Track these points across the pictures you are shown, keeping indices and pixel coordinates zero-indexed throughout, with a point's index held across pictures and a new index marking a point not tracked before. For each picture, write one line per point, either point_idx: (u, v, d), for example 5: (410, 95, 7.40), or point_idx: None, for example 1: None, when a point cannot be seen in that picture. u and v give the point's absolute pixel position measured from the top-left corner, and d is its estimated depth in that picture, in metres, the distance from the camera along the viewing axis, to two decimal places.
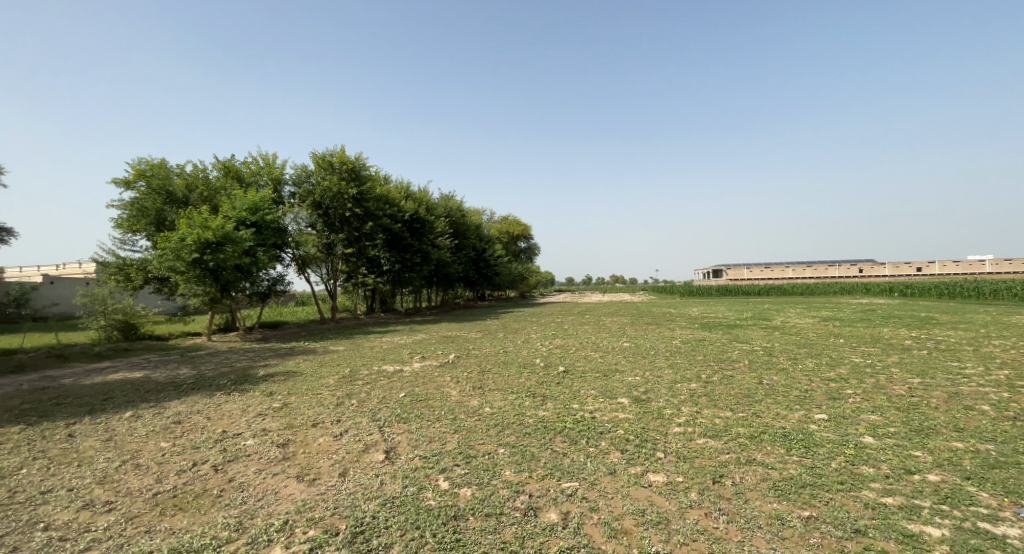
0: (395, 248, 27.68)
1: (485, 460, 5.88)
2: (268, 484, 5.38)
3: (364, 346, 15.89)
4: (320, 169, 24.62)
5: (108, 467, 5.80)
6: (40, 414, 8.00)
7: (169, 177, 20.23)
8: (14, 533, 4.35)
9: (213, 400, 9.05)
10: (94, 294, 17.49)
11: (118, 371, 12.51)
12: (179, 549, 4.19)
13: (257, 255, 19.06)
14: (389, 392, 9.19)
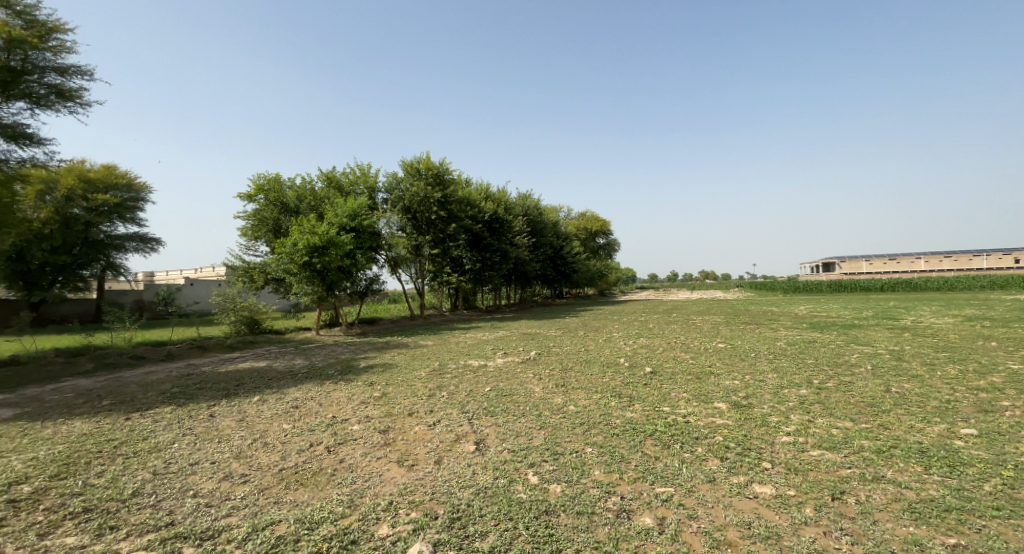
0: (476, 248, 28.52)
1: (573, 458, 5.83)
2: (374, 467, 5.78)
3: (451, 342, 16.51)
4: (409, 175, 25.98)
5: (242, 444, 6.58)
6: (187, 397, 9.31)
7: (282, 190, 22.45)
8: (171, 497, 5.05)
9: (323, 388, 9.95)
10: (226, 293, 19.96)
11: (246, 361, 14.20)
12: (302, 519, 4.62)
13: (356, 257, 20.55)
14: (476, 386, 9.45)
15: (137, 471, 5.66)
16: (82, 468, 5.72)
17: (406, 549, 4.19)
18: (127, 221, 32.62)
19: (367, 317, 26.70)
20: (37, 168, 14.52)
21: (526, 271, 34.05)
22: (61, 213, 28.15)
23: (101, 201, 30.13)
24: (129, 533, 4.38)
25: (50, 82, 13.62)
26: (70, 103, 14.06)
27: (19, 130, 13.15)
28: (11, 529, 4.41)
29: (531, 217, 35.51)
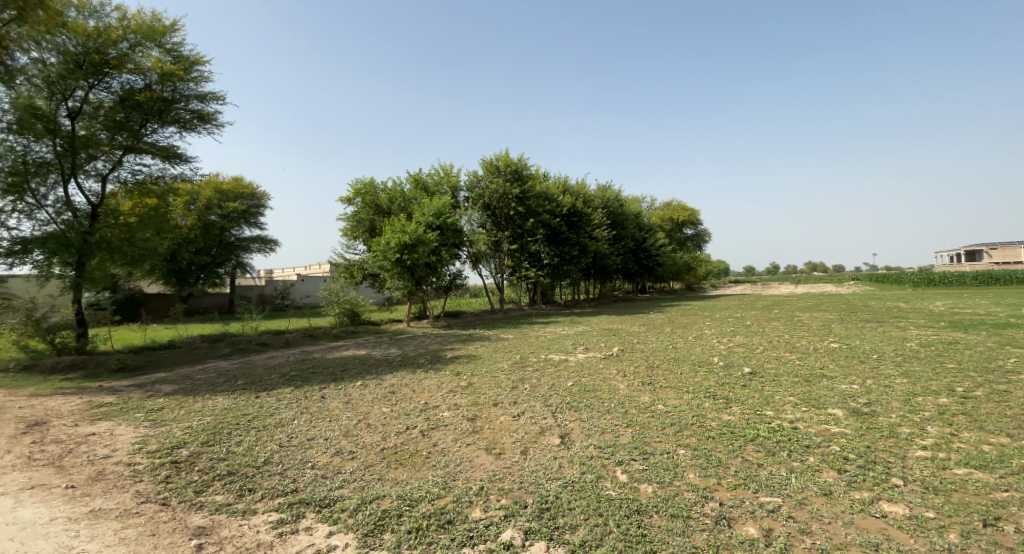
0: (554, 243, 28.44)
1: (665, 459, 5.60)
2: (464, 452, 6.01)
3: (531, 336, 16.60)
4: (488, 173, 26.50)
5: (349, 424, 7.15)
6: (302, 379, 10.33)
7: (376, 193, 23.86)
8: (294, 467, 5.62)
9: (415, 376, 10.52)
10: (329, 288, 21.74)
11: (348, 349, 15.40)
12: (403, 496, 4.92)
13: (441, 254, 21.39)
14: (559, 380, 9.43)
15: (265, 443, 6.38)
16: (224, 438, 6.55)
17: (498, 535, 4.29)
18: (253, 225, 36.72)
19: (452, 311, 27.69)
20: (188, 183, 16.88)
21: (605, 265, 33.37)
22: (201, 219, 32.45)
23: (232, 209, 34.21)
24: (263, 496, 4.94)
25: (193, 108, 15.71)
26: (208, 125, 16.12)
27: (170, 150, 15.33)
28: (175, 484, 5.17)
29: (612, 210, 34.49)
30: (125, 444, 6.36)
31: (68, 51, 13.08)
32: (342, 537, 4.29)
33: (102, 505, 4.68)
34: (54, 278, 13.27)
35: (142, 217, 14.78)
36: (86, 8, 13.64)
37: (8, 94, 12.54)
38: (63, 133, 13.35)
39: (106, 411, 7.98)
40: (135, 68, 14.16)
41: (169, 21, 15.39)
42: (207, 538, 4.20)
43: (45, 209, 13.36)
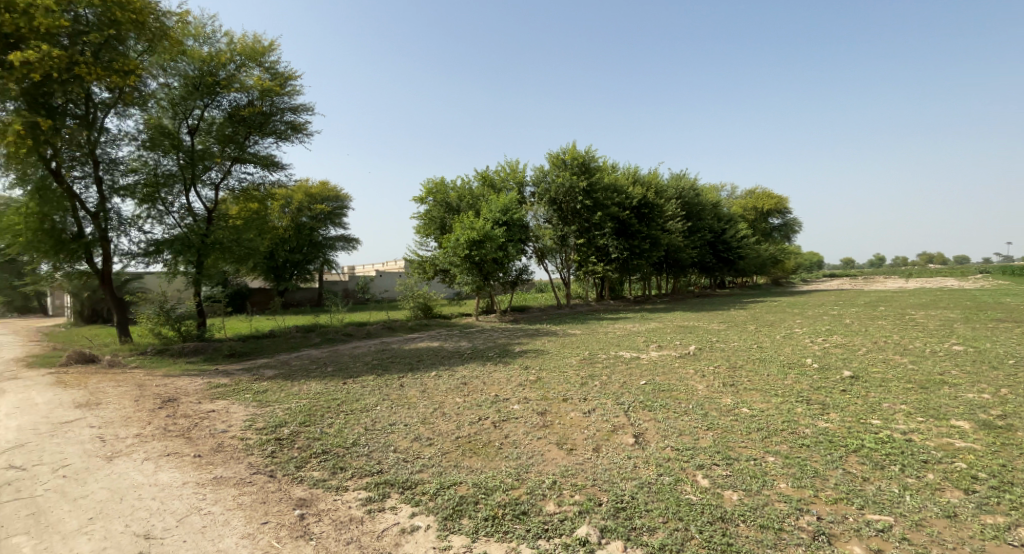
0: (623, 236, 27.70)
1: (752, 466, 5.25)
2: (535, 446, 6.01)
3: (600, 332, 16.29)
4: (555, 167, 26.12)
5: (426, 411, 7.42)
6: (382, 368, 10.87)
7: (446, 191, 24.40)
8: (377, 449, 5.93)
9: (486, 368, 10.70)
10: (404, 283, 22.74)
11: (422, 341, 15.99)
12: (479, 484, 5.02)
13: (508, 249, 21.52)
14: (630, 378, 9.16)
15: (352, 426, 6.78)
16: (318, 419, 7.06)
17: (573, 530, 4.24)
18: (338, 225, 39.20)
19: (518, 305, 27.88)
20: (284, 189, 18.24)
21: (680, 258, 31.92)
22: (294, 221, 35.07)
23: (320, 211, 36.73)
24: (353, 474, 5.25)
25: (288, 120, 16.88)
26: (300, 134, 17.27)
27: (269, 159, 16.68)
28: (279, 459, 5.63)
29: (687, 200, 32.87)
30: (238, 421, 7.03)
31: (188, 76, 14.81)
32: (424, 518, 4.44)
33: (222, 473, 5.21)
34: (178, 274, 15.03)
35: (247, 220, 16.22)
36: (201, 35, 15.16)
37: (142, 116, 14.46)
38: (184, 147, 15.12)
39: (221, 391, 8.89)
40: (240, 87, 15.45)
41: (268, 42, 16.64)
42: (307, 509, 4.53)
43: (172, 215, 15.17)
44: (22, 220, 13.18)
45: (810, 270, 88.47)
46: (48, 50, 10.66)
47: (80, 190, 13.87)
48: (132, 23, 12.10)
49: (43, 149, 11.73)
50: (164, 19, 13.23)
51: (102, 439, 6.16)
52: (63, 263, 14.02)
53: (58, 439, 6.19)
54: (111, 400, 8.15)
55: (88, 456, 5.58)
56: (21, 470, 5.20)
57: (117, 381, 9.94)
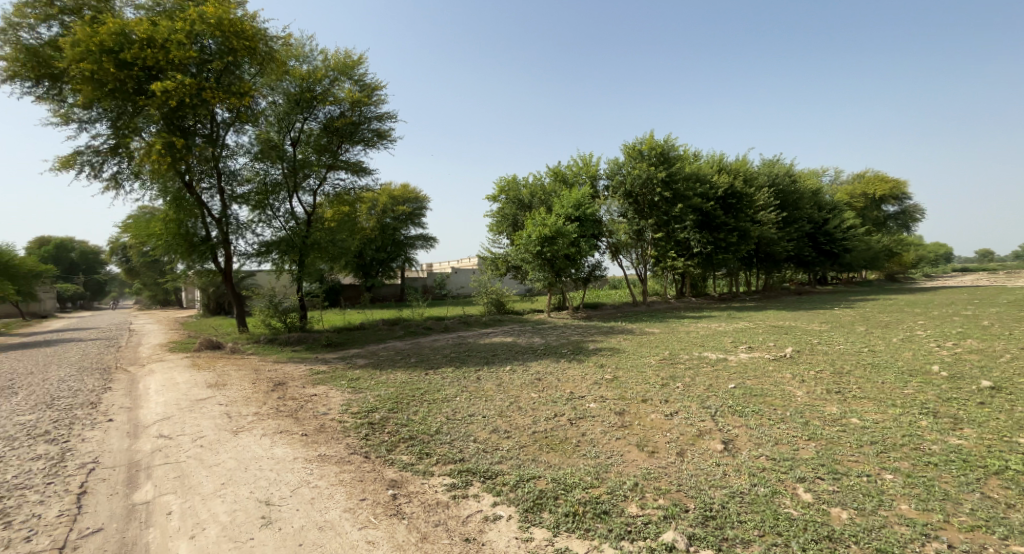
0: (706, 229, 26.37)
1: (865, 483, 4.75)
2: (614, 446, 5.89)
3: (681, 331, 15.56)
4: (631, 158, 25.09)
5: (502, 405, 7.55)
6: (461, 361, 11.23)
7: (518, 188, 24.45)
8: (459, 438, 6.13)
9: (561, 365, 10.67)
10: (477, 280, 23.32)
11: (498, 336, 16.27)
12: (558, 480, 5.02)
13: (580, 245, 21.17)
14: (717, 381, 8.67)
15: (435, 414, 7.08)
16: (405, 407, 7.46)
17: (659, 534, 4.10)
18: (418, 225, 41.03)
19: (592, 302, 27.45)
20: (372, 192, 19.38)
21: (773, 251, 29.60)
22: (379, 221, 37.24)
23: (401, 212, 38.73)
24: (438, 461, 5.47)
25: (374, 128, 17.81)
26: (386, 141, 18.19)
27: (358, 166, 17.82)
28: (372, 441, 6.03)
29: (781, 187, 30.37)
30: (336, 404, 7.62)
31: (290, 93, 16.21)
32: (506, 508, 4.53)
33: (326, 451, 5.68)
34: (285, 272, 16.59)
35: (339, 222, 17.46)
36: (300, 55, 16.50)
37: (253, 131, 16.08)
38: (288, 158, 16.59)
39: (322, 377, 9.69)
40: (334, 100, 16.60)
41: (358, 57, 17.69)
42: (399, 490, 4.80)
43: (279, 219, 16.76)
44: (163, 226, 15.27)
45: (936, 263, 77.67)
46: (180, 79, 12.23)
47: (206, 199, 15.76)
48: (246, 49, 13.49)
49: (178, 165, 13.49)
50: (270, 42, 14.60)
51: (227, 415, 6.97)
52: (195, 263, 16.08)
53: (194, 413, 7.10)
54: (233, 382, 9.22)
55: (217, 430, 6.34)
56: (167, 439, 6.04)
57: (237, 365, 11.19)
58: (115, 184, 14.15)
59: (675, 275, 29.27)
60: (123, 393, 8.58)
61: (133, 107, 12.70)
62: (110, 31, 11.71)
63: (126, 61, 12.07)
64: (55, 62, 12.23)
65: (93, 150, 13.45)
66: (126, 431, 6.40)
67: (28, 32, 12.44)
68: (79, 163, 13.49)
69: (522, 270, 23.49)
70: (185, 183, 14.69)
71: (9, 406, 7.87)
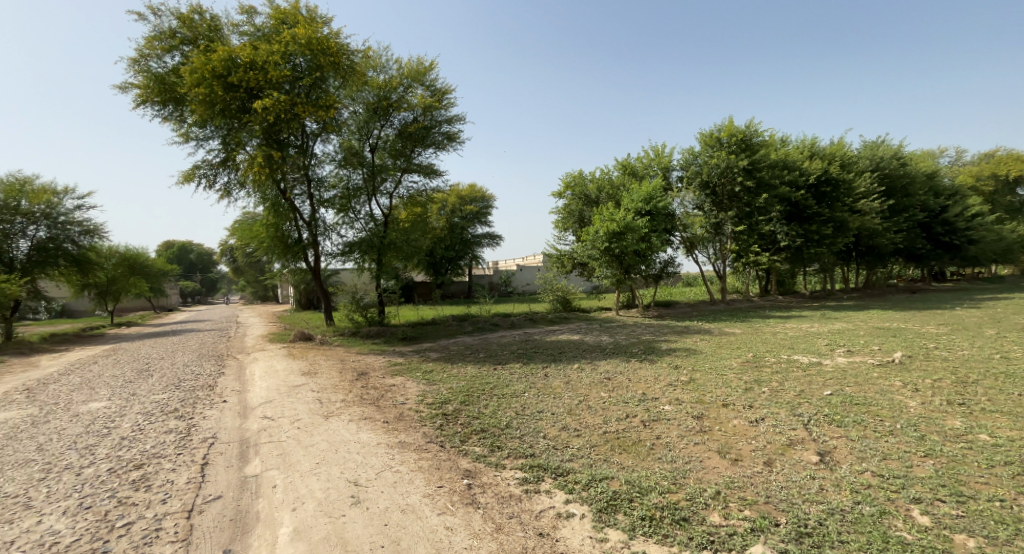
0: (795, 220, 24.68)
1: (998, 509, 4.13)
2: (692, 451, 5.60)
3: (767, 331, 14.49)
4: (708, 147, 23.52)
5: (571, 403, 7.46)
6: (530, 358, 11.26)
7: (584, 183, 23.98)
8: (529, 434, 6.12)
9: (631, 365, 10.36)
10: (543, 277, 23.18)
11: (567, 333, 16.11)
12: (632, 482, 4.85)
13: (651, 240, 20.43)
14: (809, 387, 7.97)
15: (505, 409, 7.15)
16: (475, 400, 7.60)
17: (746, 547, 3.85)
18: (485, 224, 41.68)
19: (664, 300, 26.39)
20: (443, 194, 19.95)
21: (876, 244, 26.74)
22: (449, 221, 38.40)
23: (468, 211, 39.74)
24: (510, 455, 5.51)
25: (444, 131, 18.31)
26: (455, 144, 18.64)
27: (430, 168, 18.42)
28: (446, 432, 6.20)
29: (884, 172, 27.32)
30: (413, 395, 7.93)
31: (369, 102, 17.05)
32: (579, 507, 4.45)
33: (406, 438, 5.93)
34: (366, 270, 17.57)
35: (413, 223, 18.14)
36: (378, 66, 17.31)
37: (337, 140, 17.15)
38: (367, 163, 17.49)
39: (399, 369, 10.14)
40: (408, 106, 17.24)
41: (429, 63, 18.26)
42: (473, 480, 4.89)
43: (360, 220, 17.74)
44: (264, 230, 16.74)
45: None
46: (276, 96, 13.33)
47: (299, 204, 17.06)
48: (331, 65, 14.40)
49: (275, 174, 14.74)
50: (351, 56, 15.46)
51: (319, 401, 7.50)
52: (290, 262, 17.50)
53: (291, 398, 7.71)
54: (323, 370, 9.93)
55: (311, 414, 6.84)
56: (270, 420, 6.60)
57: (326, 355, 12.03)
58: (226, 194, 15.70)
59: (759, 271, 27.36)
60: (233, 377, 9.54)
61: (238, 124, 14.03)
62: (219, 57, 12.99)
63: (232, 83, 13.35)
64: (177, 87, 13.80)
65: (207, 165, 15.00)
66: (236, 411, 7.10)
67: (157, 62, 14.14)
68: (197, 176, 15.12)
69: (589, 267, 23.06)
70: (281, 191, 16.03)
71: (145, 386, 9.02)
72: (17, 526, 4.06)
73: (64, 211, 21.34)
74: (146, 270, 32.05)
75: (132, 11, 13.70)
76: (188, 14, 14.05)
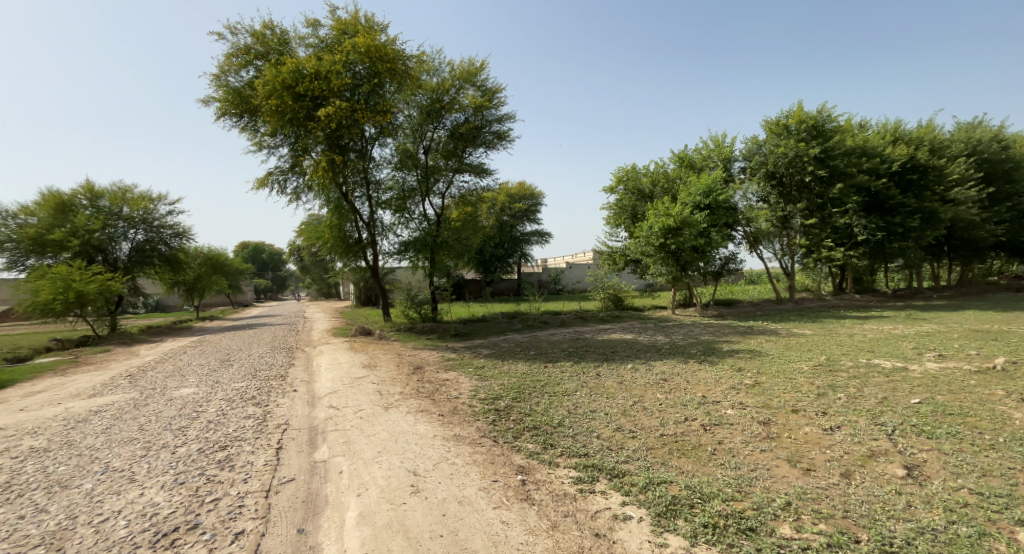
0: (875, 211, 23.16)
1: None
2: (759, 458, 5.31)
3: (842, 333, 13.46)
4: (773, 135, 22.18)
5: (625, 404, 7.28)
6: (583, 356, 11.12)
7: (638, 177, 23.26)
8: (581, 433, 6.04)
9: (690, 366, 9.97)
10: (594, 274, 22.78)
11: (620, 332, 15.77)
12: (693, 488, 4.66)
13: (711, 236, 19.58)
14: (892, 394, 7.32)
15: (557, 407, 7.10)
16: (527, 397, 7.59)
17: None
18: (534, 221, 41.51)
19: (724, 299, 25.21)
20: (493, 192, 20.11)
21: (972, 237, 24.16)
22: (498, 220, 38.61)
23: (518, 209, 39.77)
24: (563, 453, 5.46)
25: (494, 130, 18.42)
26: (505, 142, 18.74)
27: (480, 168, 18.63)
28: (500, 427, 6.24)
29: (981, 157, 24.58)
30: (466, 390, 8.06)
31: (423, 105, 17.48)
32: (637, 509, 4.33)
33: (460, 431, 6.03)
34: (420, 268, 18.04)
35: (464, 223, 18.44)
36: (431, 69, 17.68)
37: (393, 143, 17.74)
38: (421, 165, 17.95)
39: (453, 364, 10.32)
40: (459, 107, 17.49)
41: (479, 63, 18.42)
42: (527, 476, 4.90)
43: (414, 220, 18.24)
44: (328, 230, 17.64)
45: None
46: (338, 104, 13.96)
47: (358, 206, 17.82)
48: (388, 71, 14.91)
49: (338, 178, 15.49)
50: (407, 61, 15.88)
51: (379, 393, 7.79)
52: (351, 261, 18.33)
53: (353, 389, 8.07)
54: (382, 364, 10.31)
55: (372, 405, 7.13)
56: (336, 410, 6.93)
57: (384, 349, 12.49)
58: (295, 197, 16.67)
59: (833, 267, 25.46)
60: (301, 369, 10.12)
61: (305, 131, 14.83)
62: (289, 69, 13.76)
63: (299, 93, 14.11)
64: (251, 99, 14.79)
65: (279, 170, 15.97)
66: (305, 400, 7.52)
67: (235, 76, 15.21)
68: (271, 181, 16.15)
69: (643, 264, 22.47)
70: (342, 194, 16.80)
71: (226, 374, 9.77)
72: (123, 497, 4.50)
73: (158, 216, 23.41)
74: (225, 268, 34.66)
75: (214, 32, 14.83)
76: (261, 31, 15.02)
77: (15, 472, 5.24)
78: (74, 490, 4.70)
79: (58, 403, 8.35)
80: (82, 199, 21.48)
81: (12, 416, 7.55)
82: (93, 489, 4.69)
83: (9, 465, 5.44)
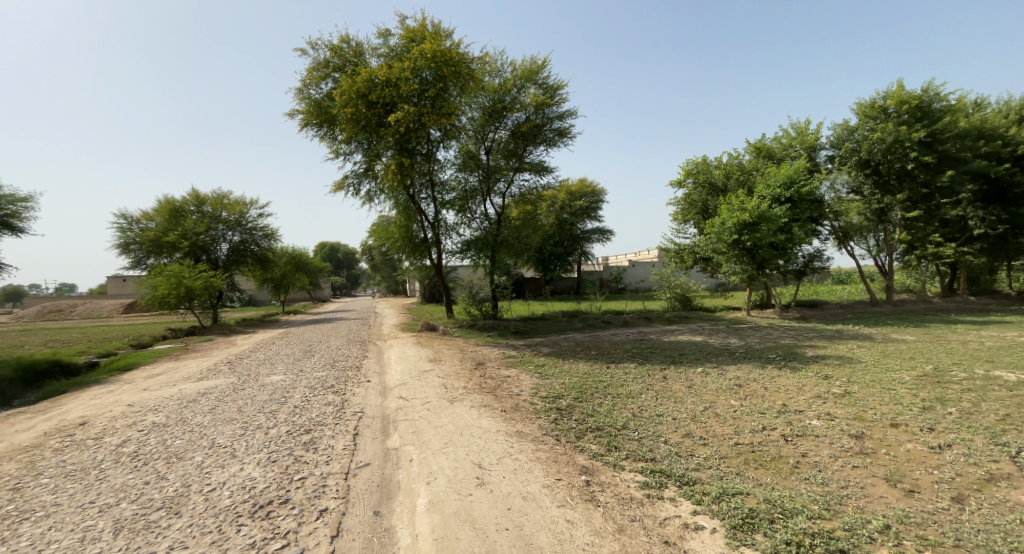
0: (997, 203, 20.47)
1: None
2: (849, 475, 4.84)
3: (950, 340, 12.00)
4: (867, 118, 20.04)
5: (695, 409, 6.92)
6: (648, 358, 10.75)
7: (709, 170, 22.15)
8: (648, 437, 5.83)
9: (767, 372, 9.30)
10: (660, 273, 21.92)
11: (687, 334, 15.11)
12: (773, 502, 4.33)
13: (792, 231, 18.21)
14: (1017, 411, 6.39)
15: (621, 409, 6.91)
16: (590, 397, 7.45)
17: None
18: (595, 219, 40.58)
19: (807, 300, 23.33)
20: (553, 190, 19.94)
21: None
22: (558, 218, 38.07)
23: (579, 207, 38.98)
24: (627, 457, 5.29)
25: (555, 127, 18.25)
26: (566, 140, 18.52)
27: (540, 166, 18.55)
28: (562, 426, 6.16)
29: None
30: (528, 387, 8.05)
31: (485, 106, 17.68)
32: (709, 520, 4.09)
33: (523, 428, 6.03)
34: (481, 267, 18.30)
35: (524, 221, 18.48)
36: (494, 70, 17.85)
37: (457, 145, 18.13)
38: (483, 165, 18.20)
39: (515, 361, 10.35)
40: (520, 106, 17.52)
41: (541, 61, 18.32)
42: (592, 477, 4.79)
43: (476, 220, 18.55)
44: (397, 230, 18.38)
45: None
46: (405, 109, 14.50)
47: (424, 206, 18.40)
48: (452, 74, 15.22)
49: (406, 180, 16.07)
50: (470, 63, 16.11)
51: (444, 386, 7.98)
52: (418, 260, 18.96)
53: (421, 382, 8.32)
54: (448, 359, 10.57)
55: (438, 398, 7.31)
56: (405, 400, 7.19)
57: (450, 345, 12.80)
58: (368, 199, 17.49)
59: (938, 266, 22.75)
60: (373, 361, 10.61)
61: (376, 137, 15.54)
62: (362, 78, 14.47)
63: (372, 100, 14.81)
64: (330, 110, 15.72)
65: (354, 174, 16.82)
66: (378, 391, 7.86)
67: (315, 89, 16.21)
68: (347, 184, 17.06)
69: (713, 262, 21.34)
70: (410, 196, 17.43)
71: (308, 364, 10.47)
72: (226, 470, 4.94)
73: (250, 219, 25.50)
74: (306, 267, 37.12)
75: (298, 48, 15.84)
76: (338, 45, 15.89)
77: (140, 443, 5.91)
78: (186, 461, 5.22)
79: (173, 384, 9.35)
80: (190, 205, 23.84)
81: (137, 395, 8.56)
82: (202, 461, 5.19)
83: (135, 437, 6.15)
